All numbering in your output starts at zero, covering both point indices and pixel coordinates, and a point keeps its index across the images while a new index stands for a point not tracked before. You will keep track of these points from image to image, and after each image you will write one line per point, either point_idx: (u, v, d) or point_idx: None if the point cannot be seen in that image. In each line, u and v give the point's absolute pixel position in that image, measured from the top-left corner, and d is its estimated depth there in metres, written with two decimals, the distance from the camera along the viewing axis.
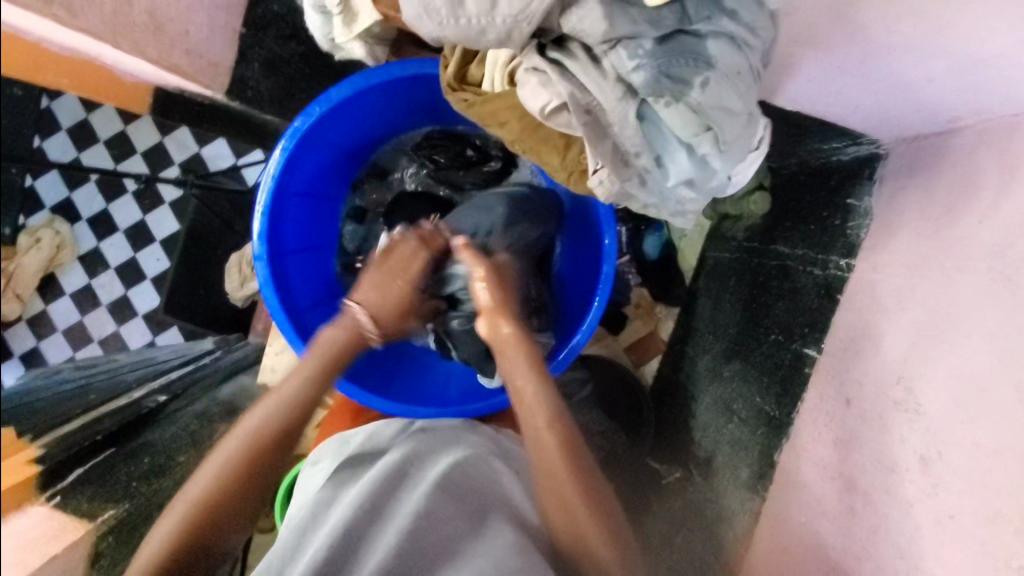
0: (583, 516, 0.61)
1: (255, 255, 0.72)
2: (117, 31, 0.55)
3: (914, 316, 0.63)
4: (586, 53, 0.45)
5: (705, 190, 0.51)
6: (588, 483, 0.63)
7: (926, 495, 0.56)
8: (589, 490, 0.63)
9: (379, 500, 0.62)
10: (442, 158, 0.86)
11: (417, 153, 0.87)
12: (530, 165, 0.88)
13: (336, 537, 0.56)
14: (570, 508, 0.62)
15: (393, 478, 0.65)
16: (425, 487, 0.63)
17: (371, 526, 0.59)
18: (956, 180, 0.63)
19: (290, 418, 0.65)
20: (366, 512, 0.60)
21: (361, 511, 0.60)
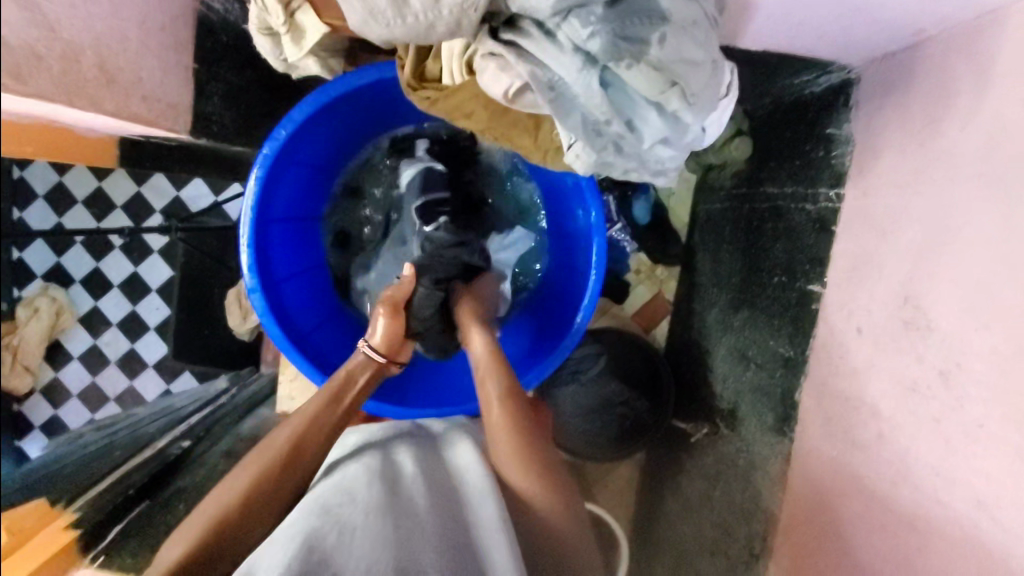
0: (547, 499, 0.64)
1: (249, 289, 0.71)
2: (71, 90, 0.54)
3: (913, 234, 0.63)
4: (539, 28, 0.44)
5: (682, 146, 0.51)
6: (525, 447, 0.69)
7: (952, 409, 0.56)
8: (524, 451, 0.68)
9: (378, 492, 0.61)
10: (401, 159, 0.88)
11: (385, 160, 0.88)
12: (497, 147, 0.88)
13: (329, 533, 0.54)
14: (535, 495, 0.64)
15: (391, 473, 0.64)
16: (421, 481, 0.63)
17: (368, 516, 0.57)
18: (933, 90, 0.62)
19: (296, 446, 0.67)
20: (360, 502, 0.58)
21: (356, 506, 0.57)
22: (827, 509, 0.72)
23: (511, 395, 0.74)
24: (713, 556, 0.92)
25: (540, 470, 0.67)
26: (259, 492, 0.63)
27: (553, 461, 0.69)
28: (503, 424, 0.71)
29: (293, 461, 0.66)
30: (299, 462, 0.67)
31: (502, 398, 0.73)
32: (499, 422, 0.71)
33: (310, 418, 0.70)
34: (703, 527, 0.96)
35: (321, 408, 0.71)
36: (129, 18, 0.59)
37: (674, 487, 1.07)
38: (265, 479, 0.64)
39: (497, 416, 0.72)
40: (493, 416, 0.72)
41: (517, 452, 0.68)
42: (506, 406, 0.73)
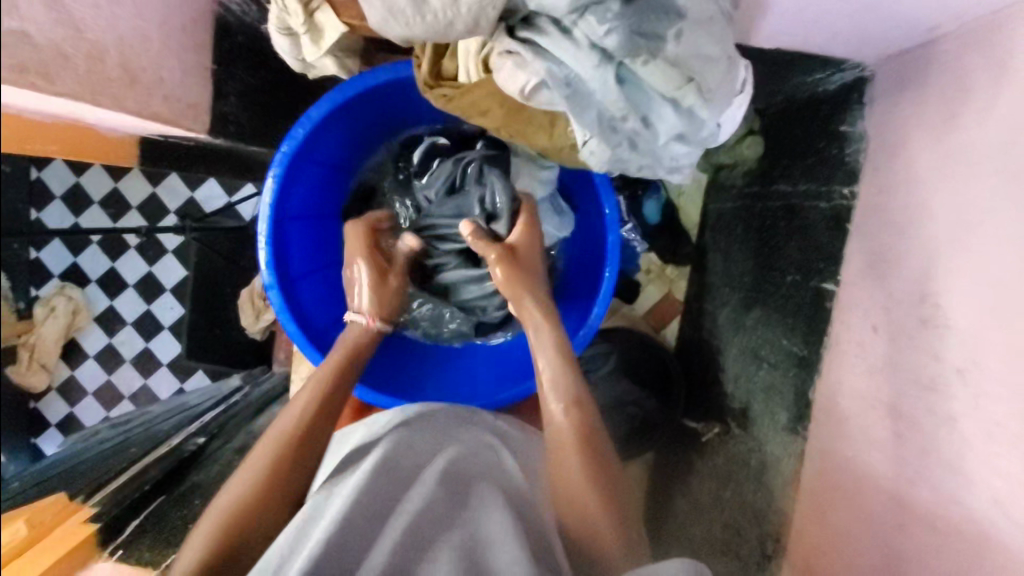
0: (601, 521, 0.63)
1: (267, 286, 0.72)
2: (94, 89, 0.55)
3: (929, 231, 0.62)
4: (555, 26, 0.45)
5: (697, 142, 0.51)
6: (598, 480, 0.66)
7: (969, 407, 0.55)
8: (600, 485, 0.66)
9: (384, 493, 0.62)
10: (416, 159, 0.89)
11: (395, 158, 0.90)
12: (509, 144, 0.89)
13: (332, 531, 0.55)
14: (592, 518, 0.63)
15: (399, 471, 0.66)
16: (426, 480, 0.64)
17: (371, 521, 0.58)
18: (949, 86, 0.62)
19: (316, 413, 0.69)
20: (366, 502, 0.60)
21: (361, 504, 0.59)
22: (842, 508, 0.72)
23: (574, 401, 0.71)
24: (725, 556, 0.92)
25: (600, 490, 0.65)
26: (276, 482, 0.63)
27: (613, 481, 0.67)
28: (568, 447, 0.68)
29: (302, 450, 0.66)
30: (310, 450, 0.67)
31: (567, 407, 0.70)
32: (570, 443, 0.69)
33: (307, 398, 0.70)
34: (715, 526, 0.96)
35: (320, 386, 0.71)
36: (151, 19, 0.60)
37: (684, 487, 1.07)
38: (278, 469, 0.64)
39: (569, 434, 0.69)
40: (563, 434, 0.69)
41: (584, 474, 0.66)
42: (572, 419, 0.70)
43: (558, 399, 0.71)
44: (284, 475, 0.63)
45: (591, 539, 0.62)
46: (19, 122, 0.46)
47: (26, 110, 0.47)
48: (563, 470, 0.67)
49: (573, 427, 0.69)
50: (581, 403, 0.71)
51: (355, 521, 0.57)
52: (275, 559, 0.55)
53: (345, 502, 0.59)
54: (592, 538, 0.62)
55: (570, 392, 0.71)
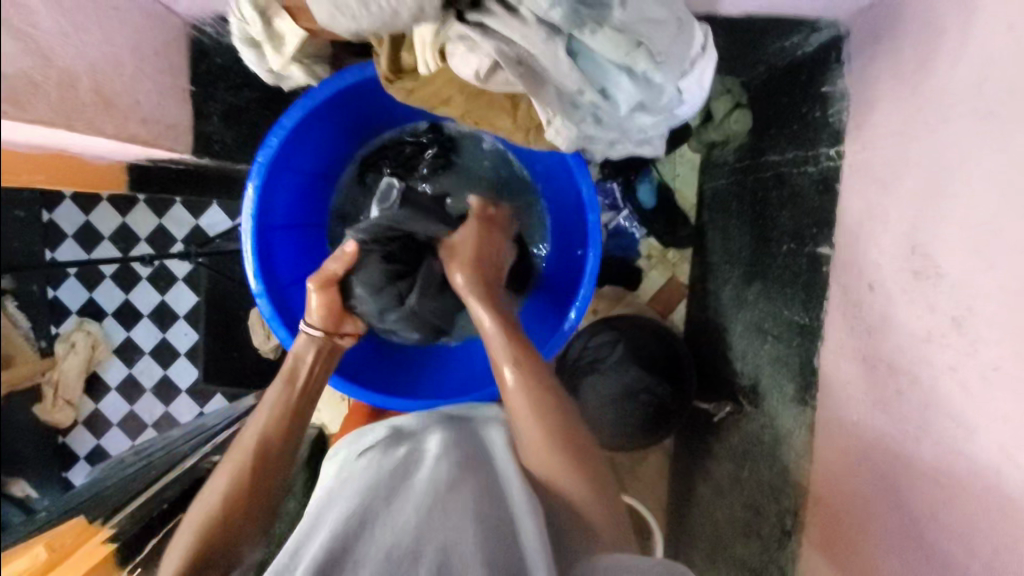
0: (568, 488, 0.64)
1: (256, 294, 0.73)
2: (70, 115, 0.56)
3: (914, 182, 0.61)
4: (501, 5, 0.45)
5: (660, 109, 0.52)
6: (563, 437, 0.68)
7: (967, 354, 0.53)
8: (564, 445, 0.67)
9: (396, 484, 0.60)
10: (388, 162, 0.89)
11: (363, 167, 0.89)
12: (477, 133, 0.89)
13: (351, 523, 0.54)
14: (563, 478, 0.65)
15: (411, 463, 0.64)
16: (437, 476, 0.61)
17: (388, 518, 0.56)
18: (921, 34, 0.61)
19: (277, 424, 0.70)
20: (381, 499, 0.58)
21: (375, 505, 0.57)
22: (854, 475, 0.70)
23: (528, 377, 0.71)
24: (745, 536, 0.90)
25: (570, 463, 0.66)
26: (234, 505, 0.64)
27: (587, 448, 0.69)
28: (535, 432, 0.68)
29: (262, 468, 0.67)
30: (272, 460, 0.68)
31: (519, 376, 0.71)
32: (533, 427, 0.68)
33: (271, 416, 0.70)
34: (735, 509, 0.94)
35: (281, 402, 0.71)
36: (123, 45, 0.62)
37: (704, 472, 1.05)
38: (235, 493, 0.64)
39: (524, 409, 0.69)
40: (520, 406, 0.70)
41: (554, 456, 0.66)
42: (528, 390, 0.70)
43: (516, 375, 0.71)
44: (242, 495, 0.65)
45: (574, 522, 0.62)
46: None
47: (9, 141, 0.49)
48: (530, 441, 0.68)
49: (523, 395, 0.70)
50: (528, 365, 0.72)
51: (365, 511, 0.56)
52: (293, 546, 0.54)
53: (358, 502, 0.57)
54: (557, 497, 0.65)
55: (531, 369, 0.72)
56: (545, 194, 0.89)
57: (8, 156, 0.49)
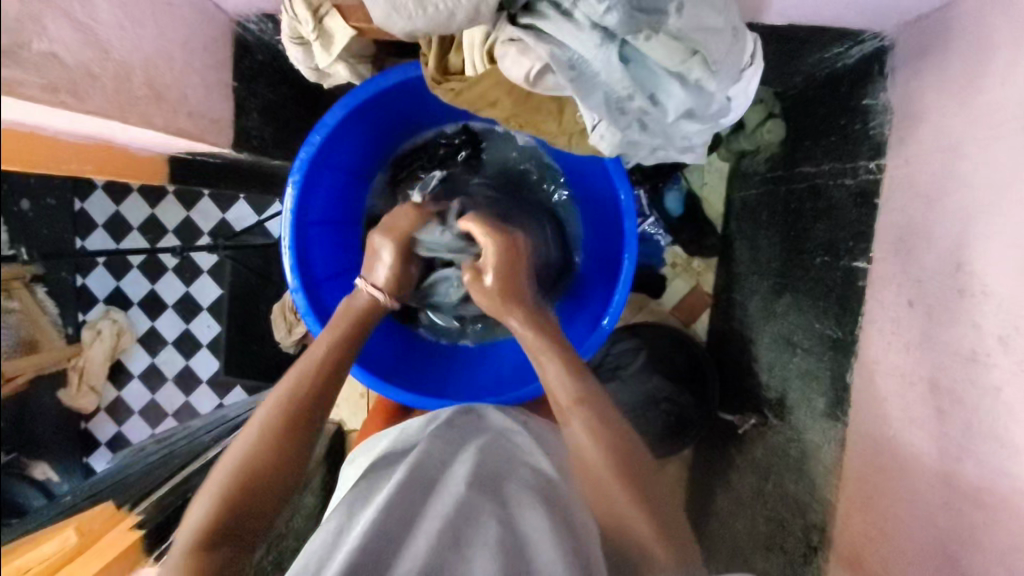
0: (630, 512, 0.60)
1: (292, 289, 0.74)
2: (123, 107, 0.57)
3: (961, 197, 0.60)
4: (555, 9, 0.45)
5: (708, 117, 0.52)
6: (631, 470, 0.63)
7: (1015, 374, 0.52)
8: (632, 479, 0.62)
9: (412, 499, 0.60)
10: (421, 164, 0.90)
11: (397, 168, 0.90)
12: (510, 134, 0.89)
13: (371, 532, 0.55)
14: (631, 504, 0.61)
15: (424, 478, 0.63)
16: (454, 486, 0.61)
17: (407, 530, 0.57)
18: (972, 48, 0.60)
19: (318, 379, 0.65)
20: (399, 508, 0.58)
21: (394, 514, 0.57)
22: (887, 494, 0.68)
23: (591, 409, 0.65)
24: (768, 551, 0.89)
25: (637, 493, 0.61)
26: (268, 461, 0.58)
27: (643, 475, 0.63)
28: (595, 466, 0.62)
29: (295, 426, 0.61)
30: (307, 415, 0.62)
31: (588, 422, 0.65)
32: (599, 463, 0.62)
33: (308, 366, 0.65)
34: (757, 522, 0.93)
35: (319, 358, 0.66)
36: (173, 40, 0.63)
37: (725, 482, 1.04)
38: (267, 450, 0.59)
39: (589, 445, 0.63)
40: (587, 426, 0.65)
41: (614, 482, 0.61)
42: (593, 430, 0.64)
43: (580, 415, 0.65)
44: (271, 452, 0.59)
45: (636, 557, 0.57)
46: (39, 140, 0.50)
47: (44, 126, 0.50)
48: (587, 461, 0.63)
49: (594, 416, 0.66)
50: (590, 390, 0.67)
51: (383, 524, 0.56)
52: (313, 563, 0.54)
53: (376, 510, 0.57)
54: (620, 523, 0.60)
55: (594, 404, 0.66)
56: (579, 198, 0.89)
57: (41, 140, 0.50)
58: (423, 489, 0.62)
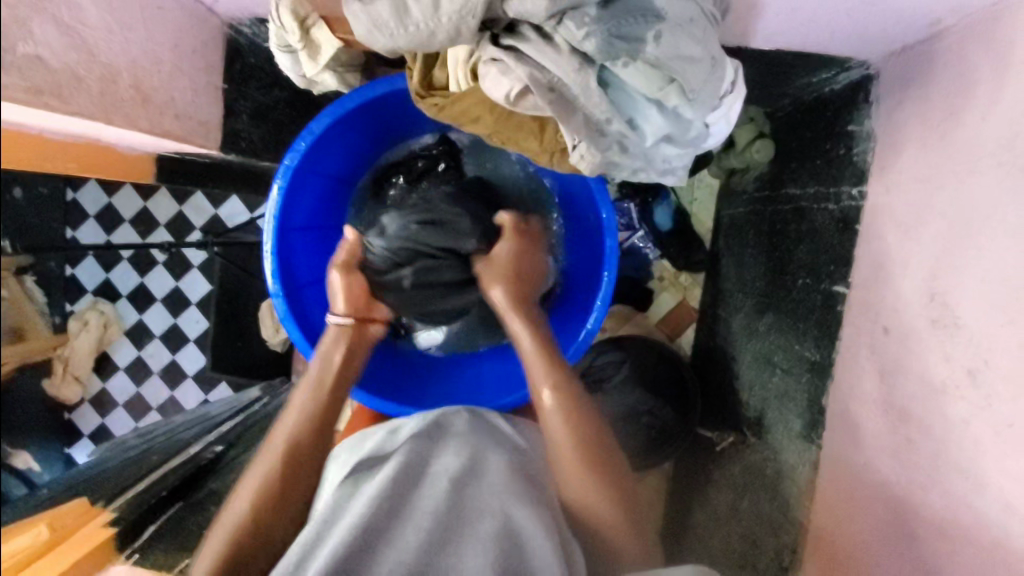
0: (605, 510, 0.64)
1: (272, 294, 0.74)
2: (109, 109, 0.58)
3: (936, 229, 0.61)
4: (536, 32, 0.45)
5: (685, 142, 0.52)
6: (597, 457, 0.66)
7: (980, 409, 0.53)
8: (600, 465, 0.65)
9: (399, 496, 0.59)
10: (401, 176, 0.88)
11: (371, 175, 0.90)
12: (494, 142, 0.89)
13: (358, 533, 0.53)
14: (597, 497, 0.64)
15: (416, 471, 0.63)
16: (442, 484, 0.61)
17: (393, 525, 0.56)
18: (952, 81, 0.61)
19: (305, 433, 0.68)
20: (388, 501, 0.58)
21: (381, 507, 0.57)
22: (856, 518, 0.69)
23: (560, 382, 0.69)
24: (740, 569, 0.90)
25: (614, 504, 0.64)
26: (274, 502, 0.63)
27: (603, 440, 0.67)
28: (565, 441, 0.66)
29: (293, 474, 0.65)
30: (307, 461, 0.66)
31: (559, 395, 0.68)
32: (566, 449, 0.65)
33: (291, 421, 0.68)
34: (732, 539, 0.94)
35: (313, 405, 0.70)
36: (163, 42, 0.63)
37: (702, 498, 1.04)
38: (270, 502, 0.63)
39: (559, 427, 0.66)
40: (562, 432, 0.66)
41: (580, 479, 0.64)
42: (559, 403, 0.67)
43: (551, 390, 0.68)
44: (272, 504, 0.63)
45: (601, 537, 0.63)
46: (20, 139, 0.50)
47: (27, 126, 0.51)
48: (558, 451, 0.66)
49: (564, 411, 0.67)
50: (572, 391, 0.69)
51: (370, 526, 0.55)
52: (298, 555, 0.53)
53: (365, 505, 0.57)
54: (591, 520, 0.64)
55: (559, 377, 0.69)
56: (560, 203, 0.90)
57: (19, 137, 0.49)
58: (413, 482, 0.62)
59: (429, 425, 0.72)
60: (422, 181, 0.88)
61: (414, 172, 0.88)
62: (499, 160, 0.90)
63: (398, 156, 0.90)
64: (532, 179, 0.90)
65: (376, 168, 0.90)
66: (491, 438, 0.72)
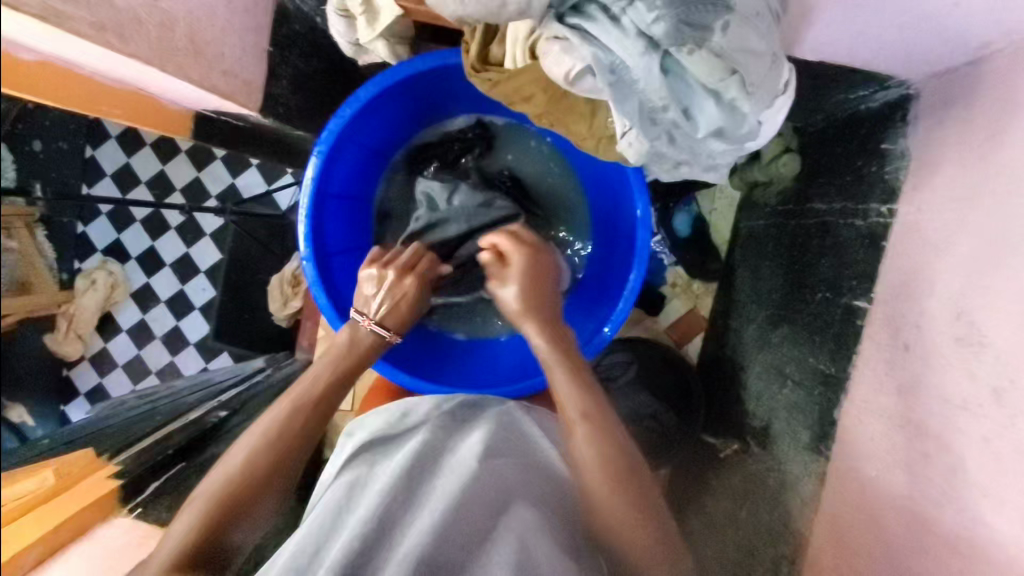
0: (625, 517, 0.59)
1: (303, 258, 0.74)
2: (161, 55, 0.58)
3: (969, 248, 0.61)
4: (604, 13, 0.46)
5: (735, 139, 0.53)
6: (623, 465, 0.62)
7: (1004, 427, 0.53)
8: (628, 474, 0.61)
9: (413, 487, 0.59)
10: (435, 160, 0.90)
11: (403, 154, 0.91)
12: (531, 129, 0.90)
13: (371, 527, 0.53)
14: (620, 504, 0.60)
15: (430, 464, 0.63)
16: (457, 471, 0.61)
17: (405, 519, 0.56)
18: (993, 105, 0.61)
19: (312, 396, 0.67)
20: (401, 495, 0.58)
21: (394, 499, 0.56)
22: (864, 532, 0.69)
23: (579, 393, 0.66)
24: None
25: (638, 508, 0.59)
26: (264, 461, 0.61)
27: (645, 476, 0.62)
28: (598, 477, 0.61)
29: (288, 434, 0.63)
30: (305, 419, 0.65)
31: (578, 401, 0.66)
32: (590, 459, 0.62)
33: (305, 384, 0.68)
34: (728, 547, 0.94)
35: (328, 370, 0.69)
36: None
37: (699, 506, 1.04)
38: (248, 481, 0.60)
39: (580, 435, 0.63)
40: (582, 443, 0.63)
41: (605, 486, 0.60)
42: (585, 414, 0.65)
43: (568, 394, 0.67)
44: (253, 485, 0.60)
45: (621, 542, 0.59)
46: (70, 77, 0.53)
47: (74, 65, 0.53)
48: (582, 458, 0.62)
49: (587, 421, 0.64)
50: (593, 401, 0.66)
51: (383, 520, 0.54)
52: (310, 545, 0.52)
53: (379, 497, 0.56)
54: (611, 531, 0.59)
55: (580, 385, 0.67)
56: (592, 195, 0.90)
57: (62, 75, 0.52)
58: (427, 477, 0.61)
59: (445, 417, 0.71)
60: (451, 168, 0.91)
61: (444, 156, 0.90)
62: (534, 146, 0.91)
63: (434, 136, 0.91)
64: (565, 168, 0.91)
65: (411, 148, 0.90)
66: (506, 421, 0.71)
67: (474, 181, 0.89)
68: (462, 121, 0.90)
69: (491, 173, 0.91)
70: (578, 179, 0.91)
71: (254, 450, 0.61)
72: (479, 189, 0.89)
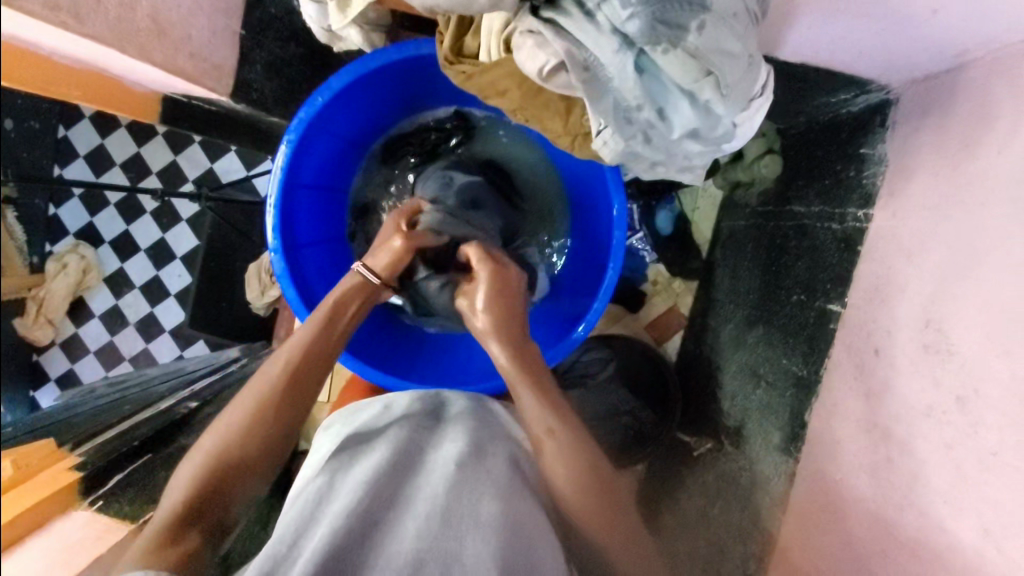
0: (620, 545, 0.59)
1: (271, 249, 0.73)
2: (121, 36, 0.57)
3: (939, 256, 0.61)
4: (579, 8, 0.45)
5: (711, 140, 0.52)
6: (611, 492, 0.61)
7: (966, 435, 0.54)
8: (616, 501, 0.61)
9: (392, 483, 0.58)
10: (413, 153, 0.89)
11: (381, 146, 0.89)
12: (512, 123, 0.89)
13: (351, 523, 0.51)
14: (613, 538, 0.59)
15: (410, 463, 0.61)
16: (437, 470, 0.59)
17: (384, 517, 0.54)
18: (970, 113, 0.61)
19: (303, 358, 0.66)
20: (379, 492, 0.56)
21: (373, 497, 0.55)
22: (827, 533, 0.70)
23: (577, 459, 0.62)
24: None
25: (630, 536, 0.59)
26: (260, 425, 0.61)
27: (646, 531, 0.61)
28: (595, 524, 0.59)
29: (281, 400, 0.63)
30: (299, 382, 0.65)
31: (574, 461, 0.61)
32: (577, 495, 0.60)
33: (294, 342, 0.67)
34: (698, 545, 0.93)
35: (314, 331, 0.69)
36: None
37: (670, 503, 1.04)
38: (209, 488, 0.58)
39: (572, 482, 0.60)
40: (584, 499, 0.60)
41: (598, 523, 0.59)
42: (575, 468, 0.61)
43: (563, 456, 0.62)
44: (222, 492, 0.58)
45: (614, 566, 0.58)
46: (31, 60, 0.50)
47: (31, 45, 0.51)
48: (572, 502, 0.60)
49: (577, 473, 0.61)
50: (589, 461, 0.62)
51: (366, 519, 0.53)
52: (288, 537, 0.52)
53: (356, 492, 0.55)
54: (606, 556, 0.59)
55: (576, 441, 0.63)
56: (571, 192, 0.90)
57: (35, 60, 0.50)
58: (405, 474, 0.60)
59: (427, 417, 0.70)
60: (433, 160, 0.90)
61: (425, 147, 0.89)
62: (513, 141, 0.90)
63: (412, 127, 0.89)
64: (544, 163, 0.90)
65: (388, 139, 0.89)
66: (485, 422, 0.70)
67: (460, 175, 0.88)
68: (440, 113, 0.88)
69: (470, 164, 0.90)
70: (558, 175, 0.90)
71: (247, 415, 0.61)
72: (465, 183, 0.88)
